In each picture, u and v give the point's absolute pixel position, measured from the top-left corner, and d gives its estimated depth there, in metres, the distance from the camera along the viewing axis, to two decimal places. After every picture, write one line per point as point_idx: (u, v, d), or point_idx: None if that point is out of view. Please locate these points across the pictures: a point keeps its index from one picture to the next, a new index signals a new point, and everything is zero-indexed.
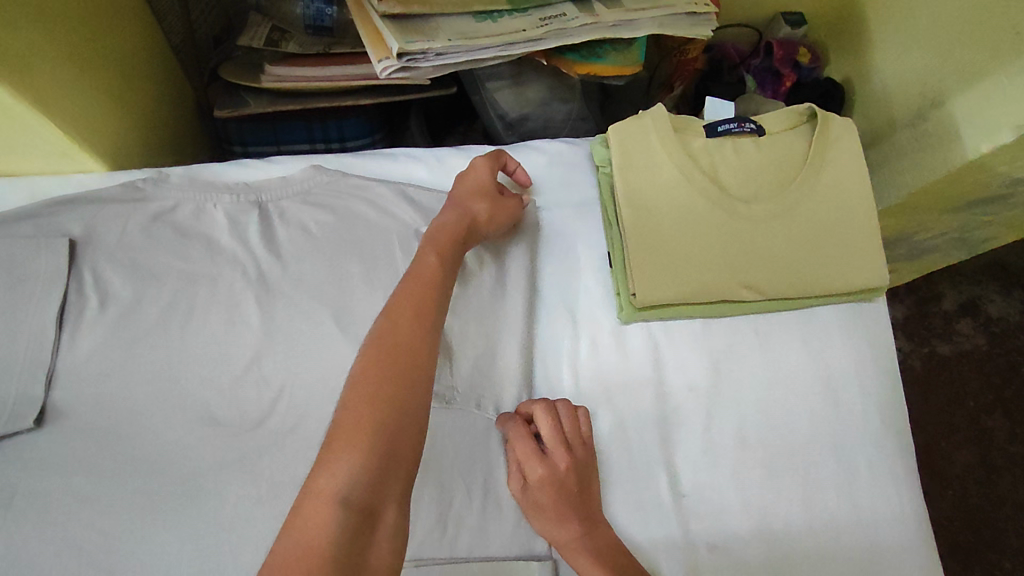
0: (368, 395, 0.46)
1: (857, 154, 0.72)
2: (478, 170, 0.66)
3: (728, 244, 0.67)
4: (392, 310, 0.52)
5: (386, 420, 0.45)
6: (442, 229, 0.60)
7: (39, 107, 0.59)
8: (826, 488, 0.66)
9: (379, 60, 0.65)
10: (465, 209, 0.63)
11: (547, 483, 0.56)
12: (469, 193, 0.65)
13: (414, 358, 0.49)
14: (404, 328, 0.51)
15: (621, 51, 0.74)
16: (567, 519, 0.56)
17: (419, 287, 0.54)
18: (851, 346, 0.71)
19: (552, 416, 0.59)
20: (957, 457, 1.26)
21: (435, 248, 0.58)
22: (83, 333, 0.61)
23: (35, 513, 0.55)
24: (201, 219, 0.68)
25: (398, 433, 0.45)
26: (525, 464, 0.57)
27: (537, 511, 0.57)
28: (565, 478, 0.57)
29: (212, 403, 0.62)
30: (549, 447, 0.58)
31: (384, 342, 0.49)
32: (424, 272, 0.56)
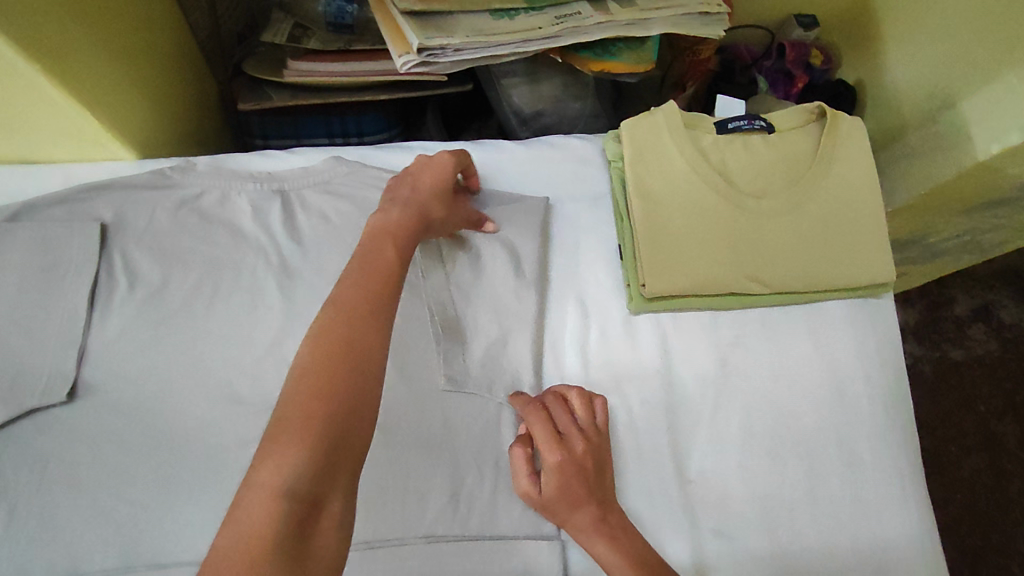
0: (316, 381, 0.42)
1: (865, 152, 0.73)
2: (437, 166, 0.65)
3: (735, 238, 0.69)
4: (342, 292, 0.48)
5: (334, 410, 0.42)
6: (399, 220, 0.57)
7: (75, 95, 0.62)
8: (829, 479, 0.67)
9: (400, 55, 0.67)
10: (428, 208, 0.61)
11: (566, 471, 0.57)
12: (434, 191, 0.63)
13: (367, 342, 0.46)
14: (360, 312, 0.47)
15: (634, 49, 0.76)
16: (588, 509, 0.57)
17: (375, 271, 0.51)
18: (857, 340, 0.72)
19: (565, 405, 0.61)
20: (966, 463, 1.26)
21: (394, 235, 0.55)
22: (114, 312, 0.64)
23: (66, 481, 0.58)
24: (226, 207, 0.70)
25: (350, 419, 0.42)
26: (543, 452, 0.57)
27: (555, 504, 0.57)
28: (583, 467, 0.57)
29: (234, 382, 0.64)
30: (566, 435, 0.58)
31: (333, 326, 0.46)
32: (384, 257, 0.52)
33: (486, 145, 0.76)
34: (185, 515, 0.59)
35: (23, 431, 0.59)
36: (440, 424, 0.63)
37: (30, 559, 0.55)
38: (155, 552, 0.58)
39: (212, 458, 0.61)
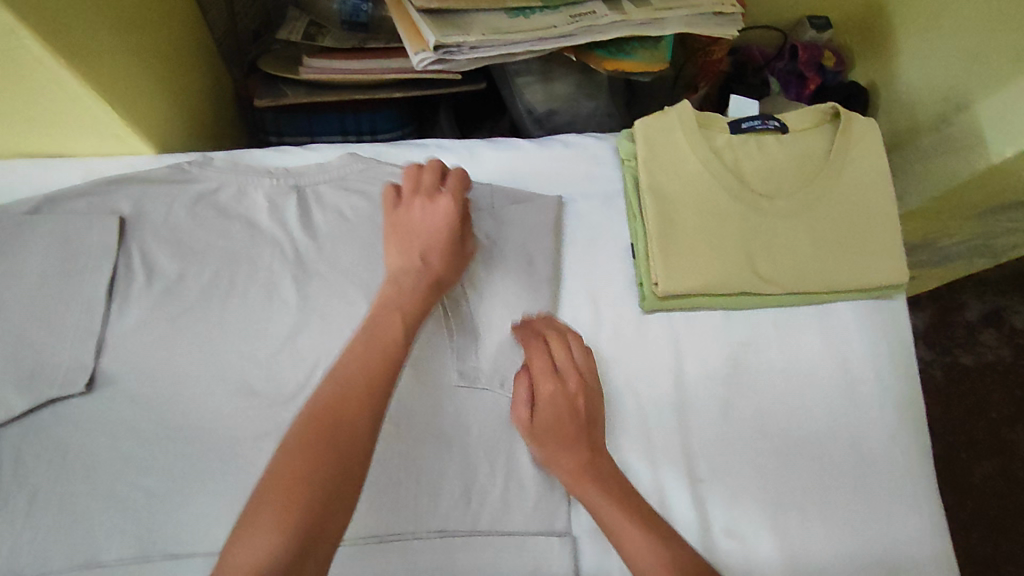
0: (302, 469, 0.43)
1: (879, 153, 0.73)
2: (439, 210, 0.63)
3: (748, 238, 0.69)
4: (344, 373, 0.49)
5: (316, 496, 0.42)
6: (405, 294, 0.58)
7: (97, 91, 0.63)
8: (839, 480, 0.67)
9: (416, 52, 0.68)
10: (434, 272, 0.61)
11: (559, 405, 0.60)
12: (439, 249, 0.62)
13: (360, 425, 0.46)
14: (356, 394, 0.47)
15: (648, 48, 0.76)
16: (578, 445, 0.59)
17: (375, 350, 0.51)
18: (869, 342, 0.72)
19: (563, 345, 0.63)
20: (976, 468, 1.25)
21: (402, 314, 0.56)
22: (131, 305, 0.65)
23: (85, 469, 0.60)
24: (243, 202, 0.71)
25: (327, 512, 0.42)
26: (538, 383, 0.61)
27: (546, 437, 0.60)
28: (576, 403, 0.60)
29: (249, 376, 0.65)
30: (563, 372, 0.61)
31: (327, 411, 0.46)
32: (385, 337, 0.53)
33: (500, 142, 0.76)
34: (201, 506, 0.60)
35: (43, 421, 0.61)
36: (452, 419, 0.64)
37: (48, 546, 0.57)
38: (170, 542, 0.59)
39: (227, 450, 0.62)
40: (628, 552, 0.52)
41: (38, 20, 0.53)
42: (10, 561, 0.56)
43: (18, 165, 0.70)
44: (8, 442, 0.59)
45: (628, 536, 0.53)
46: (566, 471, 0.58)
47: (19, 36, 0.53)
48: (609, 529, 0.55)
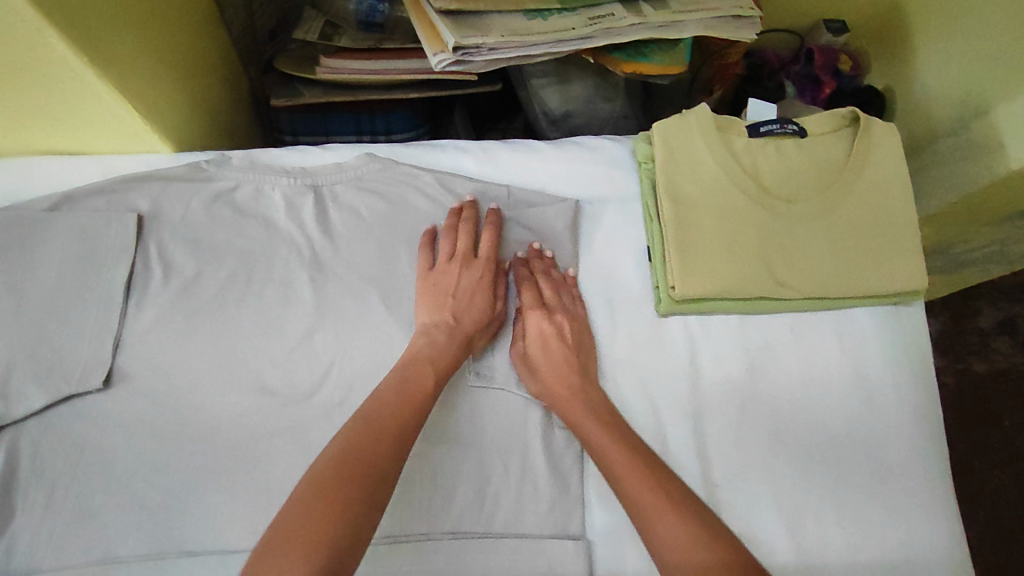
0: (330, 506, 0.46)
1: (899, 158, 0.72)
2: (471, 274, 0.67)
3: (766, 242, 0.68)
4: (375, 422, 0.53)
5: (342, 529, 0.45)
6: (436, 351, 0.61)
7: (119, 89, 0.63)
8: (856, 487, 0.66)
9: (435, 53, 0.68)
10: (465, 335, 0.64)
11: (546, 336, 0.65)
12: (473, 315, 0.65)
13: (386, 468, 0.50)
14: (384, 440, 0.52)
15: (667, 51, 0.76)
16: (565, 372, 0.63)
17: (404, 401, 0.56)
18: (886, 347, 0.72)
19: (550, 281, 0.68)
20: (989, 477, 1.24)
21: (433, 370, 0.60)
22: (148, 303, 0.66)
23: (102, 463, 0.60)
24: (260, 201, 0.71)
25: (345, 550, 0.45)
26: (527, 318, 0.66)
27: (535, 367, 0.64)
28: (562, 333, 0.65)
29: (265, 374, 0.65)
30: (550, 304, 0.67)
31: (358, 456, 0.50)
32: (414, 388, 0.57)
33: (517, 144, 0.76)
34: (216, 503, 0.61)
35: (61, 417, 0.61)
36: (466, 421, 0.64)
37: (65, 542, 0.58)
38: (185, 539, 0.59)
39: (243, 448, 0.62)
40: (609, 461, 0.57)
41: (64, 19, 0.54)
42: (30, 556, 0.58)
43: (39, 162, 0.71)
44: (27, 438, 0.60)
45: (610, 451, 0.57)
46: (552, 397, 0.63)
47: (44, 36, 0.53)
48: (592, 446, 0.59)
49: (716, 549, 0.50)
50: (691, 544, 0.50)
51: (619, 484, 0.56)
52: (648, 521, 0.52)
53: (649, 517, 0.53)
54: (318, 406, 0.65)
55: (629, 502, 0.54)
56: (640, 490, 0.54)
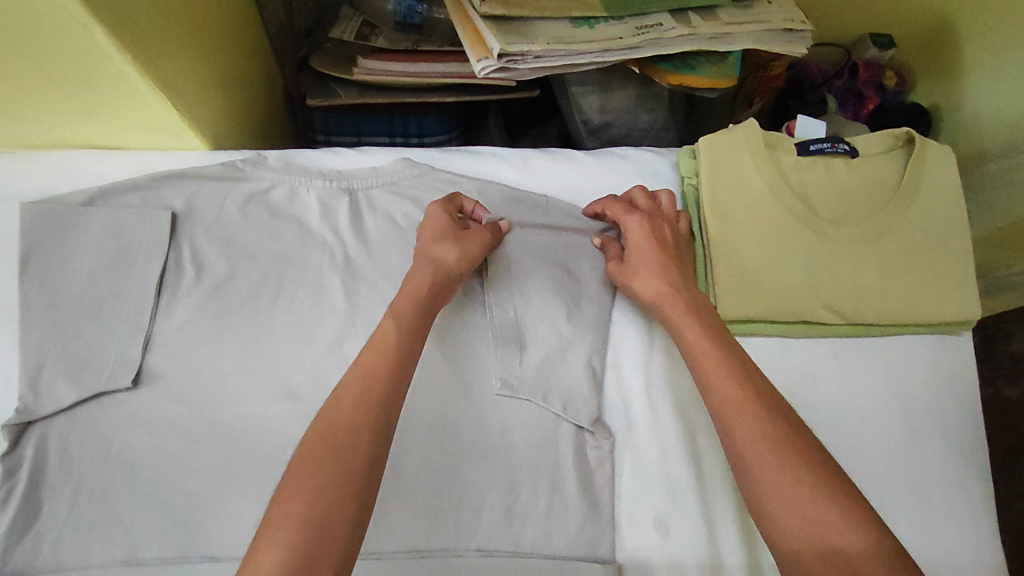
0: (299, 490, 0.44)
1: (953, 181, 0.69)
2: (439, 213, 0.65)
3: (813, 262, 0.66)
4: (340, 393, 0.50)
5: (317, 506, 0.43)
6: (408, 287, 0.59)
7: (160, 86, 0.62)
8: (898, 521, 0.64)
9: (478, 59, 0.66)
10: (429, 252, 0.62)
11: (650, 239, 0.64)
12: (433, 236, 0.63)
13: (357, 433, 0.47)
14: (350, 407, 0.49)
15: (715, 63, 0.73)
16: (668, 278, 0.62)
17: (373, 358, 0.52)
18: (934, 377, 0.69)
19: (648, 194, 0.69)
20: (1018, 508, 1.20)
21: (395, 318, 0.56)
22: (179, 302, 0.65)
23: (127, 464, 0.60)
24: (295, 203, 0.70)
25: (327, 527, 0.43)
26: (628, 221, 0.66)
27: (635, 264, 0.64)
28: (664, 236, 0.65)
29: (294, 379, 0.64)
30: (647, 213, 0.67)
31: (324, 432, 0.47)
32: (378, 342, 0.53)
33: (556, 154, 0.75)
34: (241, 508, 0.60)
35: (90, 415, 0.61)
36: (496, 435, 0.63)
37: (90, 541, 0.58)
38: (209, 545, 0.59)
39: (270, 453, 0.62)
40: (700, 364, 0.55)
41: (109, 15, 0.53)
42: (55, 553, 0.57)
43: (75, 156, 0.71)
44: (55, 434, 0.60)
45: (705, 358, 0.55)
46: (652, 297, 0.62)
47: (90, 31, 0.53)
48: (685, 346, 0.57)
49: (796, 455, 0.47)
50: (765, 449, 0.48)
51: (705, 387, 0.54)
52: (730, 424, 0.51)
53: (731, 419, 0.51)
54: None
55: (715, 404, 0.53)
56: (727, 394, 0.52)
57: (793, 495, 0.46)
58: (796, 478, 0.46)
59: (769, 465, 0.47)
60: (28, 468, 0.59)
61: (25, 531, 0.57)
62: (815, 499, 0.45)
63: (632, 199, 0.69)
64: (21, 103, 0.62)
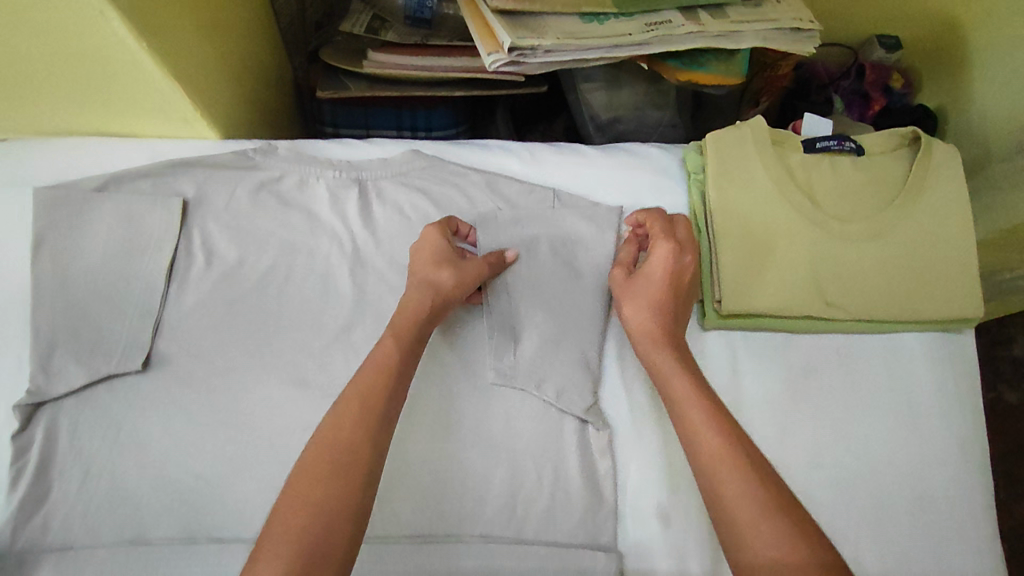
0: (298, 502, 0.47)
1: (960, 182, 0.70)
2: (434, 236, 0.65)
3: (816, 259, 0.67)
4: (339, 409, 0.52)
5: (312, 518, 0.46)
6: (402, 311, 0.60)
7: (174, 75, 0.63)
8: (898, 515, 0.64)
9: (488, 53, 0.66)
10: (425, 278, 0.62)
11: (671, 271, 0.63)
12: (428, 261, 0.63)
13: (353, 447, 0.50)
14: (348, 422, 0.51)
15: (724, 60, 0.74)
16: (666, 318, 0.61)
17: (370, 375, 0.55)
18: (936, 374, 0.69)
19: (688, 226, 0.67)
20: (1017, 512, 1.20)
21: (393, 339, 0.58)
22: (189, 288, 0.66)
23: (137, 445, 0.61)
24: (304, 192, 0.71)
25: (321, 538, 0.45)
26: (656, 245, 0.64)
27: (639, 289, 0.63)
28: (681, 274, 0.63)
29: (301, 365, 0.65)
30: (681, 243, 0.65)
31: (324, 445, 0.50)
32: (376, 359, 0.56)
33: (564, 148, 0.76)
34: (248, 491, 0.61)
35: (99, 398, 0.62)
36: (501, 424, 0.64)
37: (100, 520, 0.59)
38: (217, 526, 0.60)
39: (277, 438, 0.63)
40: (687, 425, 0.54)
41: (126, 2, 0.54)
42: (65, 532, 0.58)
43: (87, 145, 0.71)
44: (65, 415, 0.61)
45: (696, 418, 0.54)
46: (640, 333, 0.61)
47: (107, 18, 0.54)
48: (670, 399, 0.56)
49: (786, 517, 0.47)
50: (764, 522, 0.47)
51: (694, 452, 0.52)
52: (718, 485, 0.50)
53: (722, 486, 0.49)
54: None
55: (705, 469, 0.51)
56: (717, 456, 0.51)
57: (786, 559, 0.45)
58: (774, 523, 0.46)
59: (751, 517, 0.47)
60: (38, 449, 0.60)
61: (36, 510, 0.59)
62: (788, 541, 0.45)
63: (674, 223, 0.66)
64: (35, 88, 0.63)
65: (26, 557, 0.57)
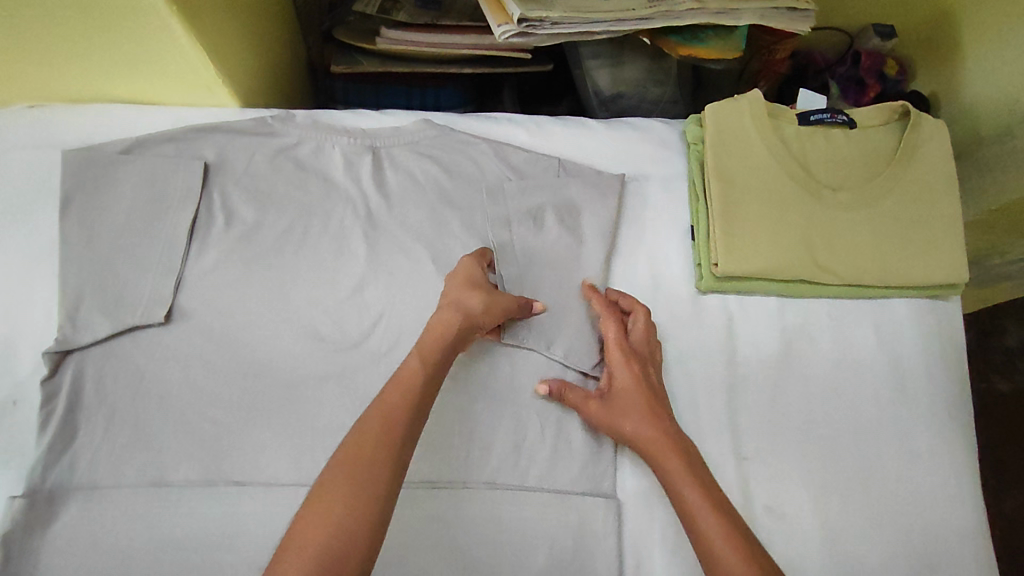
0: (321, 517, 0.45)
1: (946, 155, 0.73)
2: (471, 264, 0.65)
3: (809, 226, 0.70)
4: (363, 424, 0.51)
5: (335, 536, 0.44)
6: (430, 331, 0.58)
7: (201, 42, 0.66)
8: (884, 471, 0.68)
9: (498, 25, 0.70)
10: (456, 298, 0.61)
11: (642, 378, 0.63)
12: (462, 285, 0.62)
13: (377, 465, 0.49)
14: (371, 437, 0.50)
15: (722, 37, 0.77)
16: (654, 420, 0.61)
17: (396, 394, 0.53)
18: (922, 338, 0.73)
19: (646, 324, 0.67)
20: (1007, 498, 1.23)
21: (419, 360, 0.56)
22: (209, 246, 0.69)
23: (159, 393, 0.64)
24: (320, 157, 0.74)
25: (342, 556, 0.44)
26: (611, 356, 0.64)
27: (622, 403, 0.62)
28: (649, 379, 0.64)
29: (316, 321, 0.68)
30: (637, 347, 0.65)
31: (348, 459, 0.48)
32: (402, 377, 0.54)
33: (570, 121, 0.79)
34: (265, 437, 0.64)
35: (123, 348, 0.65)
36: (507, 379, 0.67)
37: (124, 462, 0.62)
38: (235, 470, 0.63)
39: (293, 388, 0.66)
40: (690, 512, 0.54)
41: None
42: (92, 471, 0.62)
43: (113, 110, 0.74)
44: (90, 364, 0.64)
45: (698, 504, 0.54)
46: (640, 440, 0.60)
47: None
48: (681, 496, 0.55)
49: None
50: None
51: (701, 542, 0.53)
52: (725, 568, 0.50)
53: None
54: (364, 354, 0.67)
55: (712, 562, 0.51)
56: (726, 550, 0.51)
57: None
58: None
59: None
60: (66, 394, 0.63)
61: (64, 450, 0.62)
62: None
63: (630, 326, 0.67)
64: (67, 53, 0.66)
65: (54, 494, 0.60)
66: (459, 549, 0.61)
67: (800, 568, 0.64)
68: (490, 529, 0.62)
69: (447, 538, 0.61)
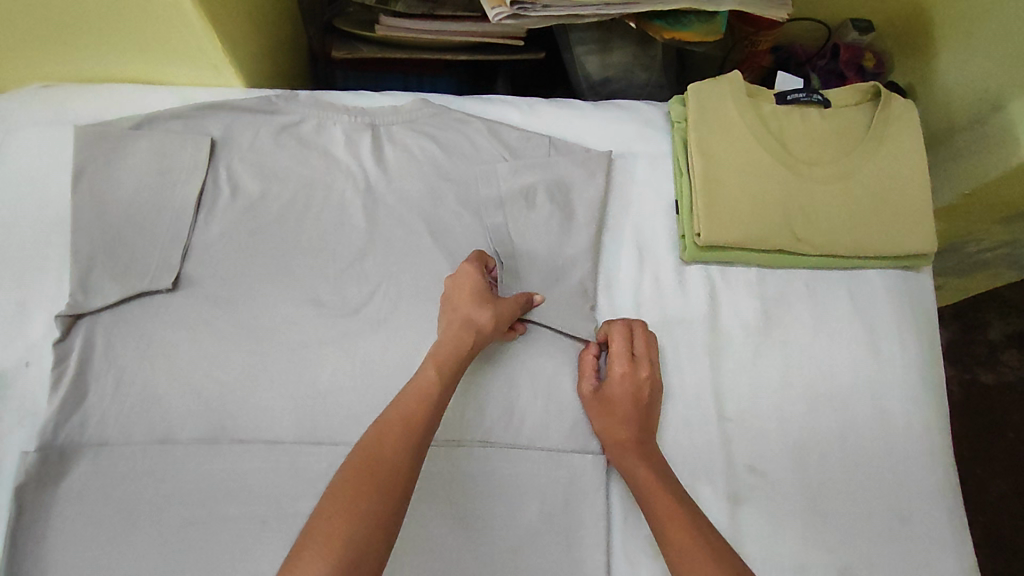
0: (344, 509, 0.48)
1: (916, 132, 0.78)
2: (474, 274, 0.67)
3: (788, 198, 0.74)
4: (384, 427, 0.55)
5: (358, 527, 0.48)
6: (442, 345, 0.62)
7: (211, 22, 0.69)
8: (860, 433, 0.71)
9: (492, 8, 0.74)
10: (466, 315, 0.64)
11: (636, 389, 0.67)
12: (470, 299, 0.65)
13: (396, 465, 0.52)
14: (391, 437, 0.54)
15: (704, 22, 0.81)
16: (628, 427, 0.65)
17: (411, 400, 0.57)
18: (895, 307, 0.76)
19: (647, 342, 0.69)
20: (992, 486, 1.26)
21: (434, 370, 0.59)
22: (215, 217, 0.72)
23: (166, 355, 0.67)
24: (321, 134, 0.77)
25: (366, 546, 0.47)
26: (614, 359, 0.68)
27: (608, 404, 0.66)
28: (641, 391, 0.67)
29: (318, 289, 0.71)
30: (638, 358, 0.68)
31: (368, 458, 0.52)
32: (419, 385, 0.58)
33: (561, 102, 0.82)
34: (267, 399, 0.67)
35: (131, 312, 0.68)
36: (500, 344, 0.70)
37: (132, 420, 0.65)
38: (239, 430, 0.66)
39: (295, 352, 0.69)
40: (657, 508, 0.59)
41: None
42: (101, 429, 0.64)
43: (121, 89, 0.77)
44: (101, 327, 0.67)
45: (659, 505, 0.59)
46: (610, 440, 0.65)
47: None
48: (647, 497, 0.60)
49: None
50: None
51: (661, 530, 0.57)
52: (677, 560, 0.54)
53: (683, 558, 0.54)
54: (364, 319, 0.70)
55: (669, 547, 0.56)
56: (678, 533, 0.56)
57: None
58: None
59: None
60: (76, 356, 0.65)
61: (74, 410, 0.64)
62: None
63: (635, 338, 0.69)
64: (81, 32, 0.69)
65: (65, 450, 0.63)
66: (455, 502, 0.64)
67: (781, 523, 0.66)
68: (484, 484, 0.65)
69: (442, 493, 0.64)
